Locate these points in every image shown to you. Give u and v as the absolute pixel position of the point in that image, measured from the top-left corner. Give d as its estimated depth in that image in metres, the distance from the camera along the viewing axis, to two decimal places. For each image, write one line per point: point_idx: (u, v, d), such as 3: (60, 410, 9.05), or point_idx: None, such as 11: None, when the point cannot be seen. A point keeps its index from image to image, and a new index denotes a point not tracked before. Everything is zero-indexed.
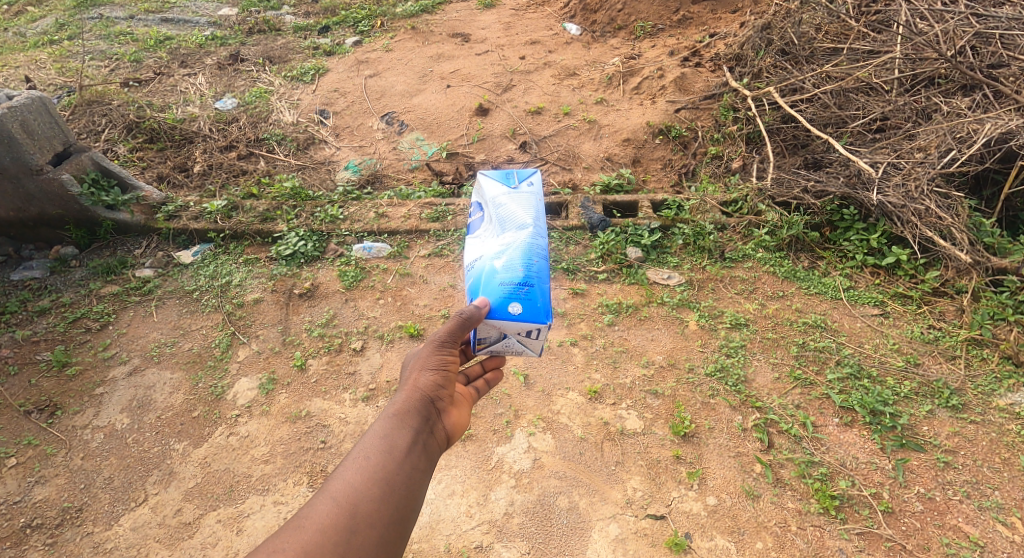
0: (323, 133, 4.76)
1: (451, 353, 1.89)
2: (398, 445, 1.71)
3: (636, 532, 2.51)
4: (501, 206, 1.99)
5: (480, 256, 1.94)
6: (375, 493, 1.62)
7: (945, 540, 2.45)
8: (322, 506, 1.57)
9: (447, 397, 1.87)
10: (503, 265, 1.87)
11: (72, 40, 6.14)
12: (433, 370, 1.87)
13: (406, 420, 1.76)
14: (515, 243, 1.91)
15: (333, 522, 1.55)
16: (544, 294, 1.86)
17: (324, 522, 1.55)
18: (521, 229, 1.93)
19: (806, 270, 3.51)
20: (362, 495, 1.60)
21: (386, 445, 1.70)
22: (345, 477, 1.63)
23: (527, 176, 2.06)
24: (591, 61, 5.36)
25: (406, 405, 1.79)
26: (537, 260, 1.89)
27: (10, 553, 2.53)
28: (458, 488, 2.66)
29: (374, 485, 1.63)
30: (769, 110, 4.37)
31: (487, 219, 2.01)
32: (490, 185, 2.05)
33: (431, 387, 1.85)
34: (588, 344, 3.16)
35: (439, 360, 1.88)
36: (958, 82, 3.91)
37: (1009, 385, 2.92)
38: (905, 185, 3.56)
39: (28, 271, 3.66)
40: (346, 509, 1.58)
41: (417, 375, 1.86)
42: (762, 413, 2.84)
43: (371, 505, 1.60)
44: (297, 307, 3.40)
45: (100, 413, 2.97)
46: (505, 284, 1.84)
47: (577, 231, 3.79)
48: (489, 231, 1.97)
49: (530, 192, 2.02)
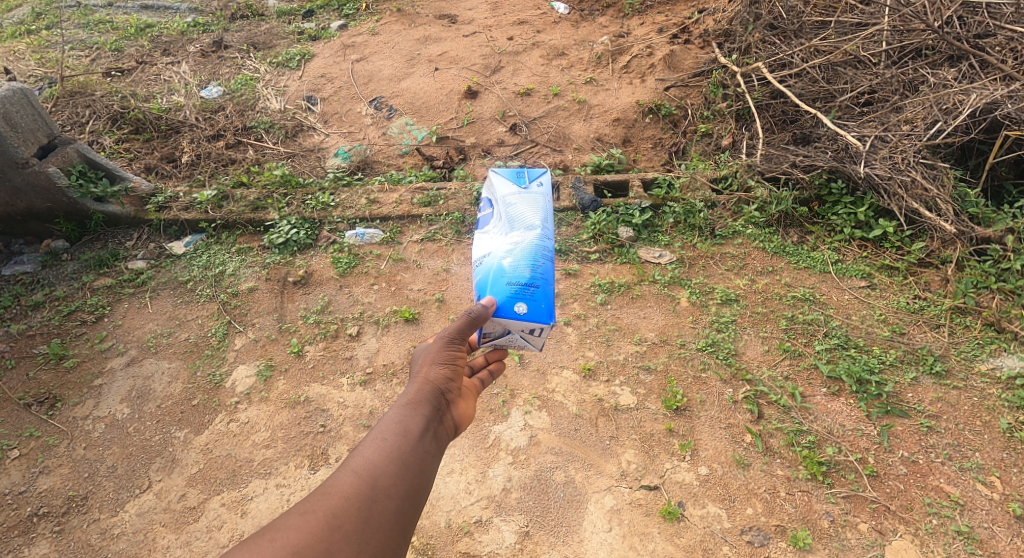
0: (312, 119, 4.76)
1: (460, 349, 1.93)
2: (411, 429, 1.75)
3: (631, 503, 2.58)
4: (511, 205, 2.01)
5: (488, 253, 1.96)
6: (393, 468, 1.66)
7: (928, 500, 2.54)
8: (344, 477, 1.62)
9: (455, 389, 1.91)
10: (511, 264, 1.91)
11: (50, 29, 6.06)
12: (443, 364, 1.91)
13: (419, 407, 1.81)
14: (524, 243, 1.94)
15: (356, 491, 1.60)
16: (549, 295, 1.90)
17: (347, 491, 1.59)
18: (529, 230, 1.97)
19: (794, 245, 3.56)
20: (382, 469, 1.65)
21: (401, 428, 1.74)
22: (365, 452, 1.67)
23: (538, 176, 2.08)
24: (579, 40, 5.34)
25: (418, 395, 1.83)
26: (544, 260, 1.92)
27: (17, 541, 2.58)
28: (457, 466, 2.72)
29: (392, 462, 1.67)
30: (758, 86, 4.38)
31: (496, 216, 2.04)
32: (501, 184, 2.07)
33: (441, 379, 1.89)
34: (581, 323, 3.21)
35: (448, 355, 1.91)
36: (945, 54, 3.97)
37: (991, 350, 3.00)
38: (892, 157, 3.61)
39: (20, 266, 3.68)
40: (367, 480, 1.62)
41: (427, 368, 1.90)
42: (751, 386, 2.91)
43: (390, 479, 1.65)
44: (292, 294, 3.43)
45: (100, 404, 3.00)
46: (512, 284, 1.89)
47: (568, 212, 3.81)
48: (499, 229, 2.00)
49: (540, 193, 2.05)
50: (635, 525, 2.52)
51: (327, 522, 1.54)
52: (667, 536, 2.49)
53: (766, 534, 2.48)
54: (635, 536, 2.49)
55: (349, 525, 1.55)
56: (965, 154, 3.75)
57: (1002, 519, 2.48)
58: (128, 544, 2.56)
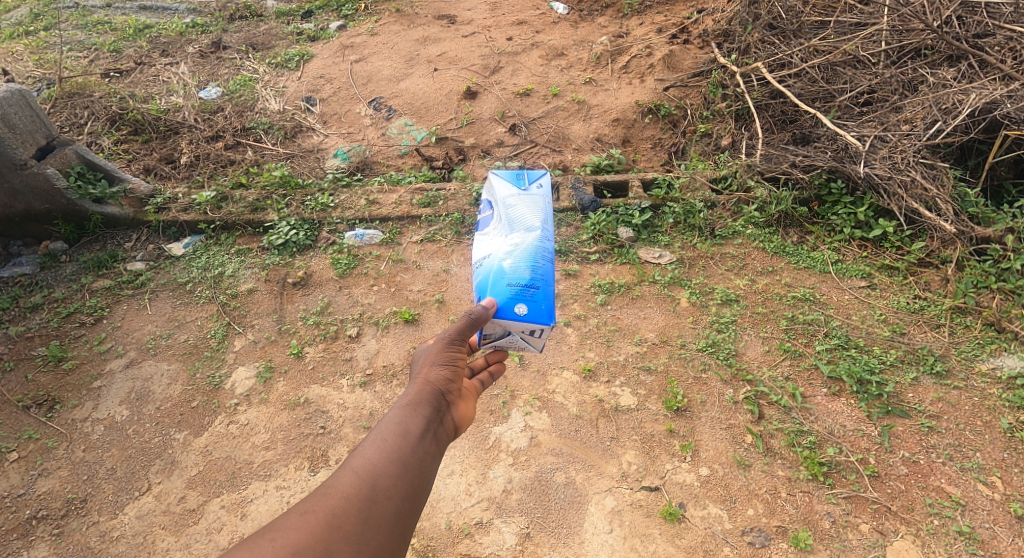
0: (311, 120, 4.75)
1: (460, 351, 1.92)
2: (411, 430, 1.74)
3: (632, 504, 2.58)
4: (510, 207, 2.01)
5: (488, 254, 1.96)
6: (392, 469, 1.66)
7: (929, 500, 2.53)
8: (344, 478, 1.61)
9: (455, 390, 1.90)
10: (511, 265, 1.90)
11: (48, 30, 6.05)
12: (443, 365, 1.90)
13: (419, 408, 1.80)
14: (524, 245, 1.93)
15: (356, 492, 1.59)
16: (549, 296, 1.90)
17: (347, 491, 1.59)
18: (529, 232, 1.96)
19: (794, 245, 3.56)
20: (381, 470, 1.64)
21: (401, 428, 1.74)
22: (365, 453, 1.67)
23: (537, 178, 2.08)
24: (578, 40, 5.33)
25: (418, 396, 1.83)
26: (544, 262, 1.92)
27: (17, 544, 2.57)
28: (457, 468, 2.71)
29: (392, 463, 1.67)
30: (758, 86, 4.37)
31: (496, 218, 2.03)
32: (500, 185, 2.06)
33: (442, 380, 1.88)
34: (582, 324, 3.21)
35: (448, 356, 1.91)
36: (944, 53, 3.97)
37: (991, 350, 2.99)
38: (892, 157, 3.60)
39: (18, 268, 3.66)
40: (366, 481, 1.62)
41: (427, 369, 1.89)
42: (752, 386, 2.91)
43: (390, 480, 1.64)
44: (291, 296, 3.43)
45: (99, 406, 3.00)
46: (512, 285, 1.88)
47: (568, 213, 3.81)
48: (498, 231, 2.00)
49: (539, 195, 2.05)
50: (636, 527, 2.52)
51: (327, 523, 1.53)
52: (668, 537, 2.49)
53: (767, 535, 2.48)
54: (635, 538, 2.49)
55: (349, 526, 1.54)
56: (965, 154, 3.75)
57: (1003, 519, 2.48)
58: (127, 546, 2.55)
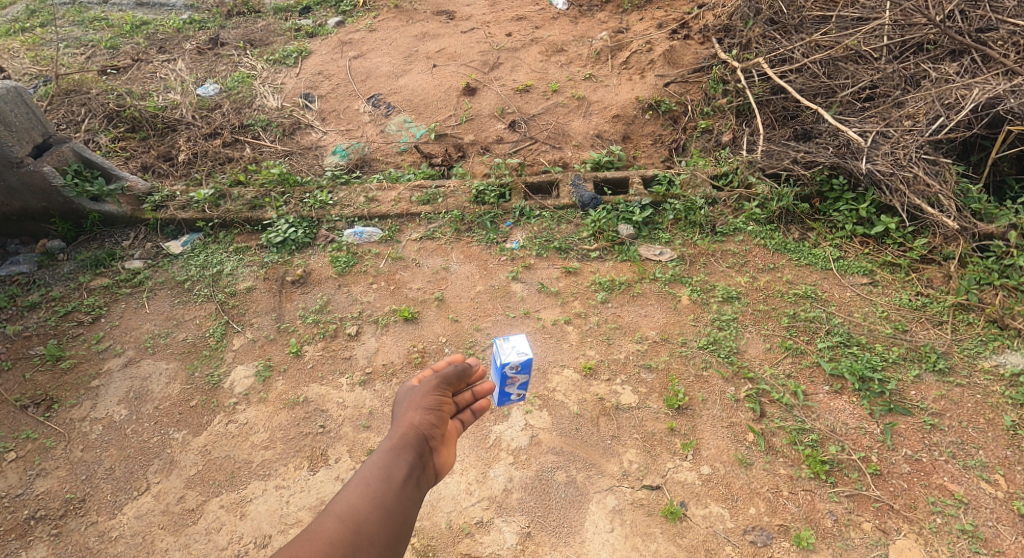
0: (309, 117, 4.72)
1: (445, 394, 1.93)
2: (395, 475, 1.72)
3: (633, 502, 2.57)
4: None
5: None
6: (376, 516, 1.65)
7: (931, 498, 2.52)
8: (328, 523, 1.60)
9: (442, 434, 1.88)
10: None
11: (44, 27, 6.02)
12: (430, 408, 1.89)
13: (405, 453, 1.78)
14: None
15: (338, 538, 1.58)
16: None
17: (329, 537, 1.58)
18: None
19: (796, 242, 3.54)
20: (365, 516, 1.63)
21: (385, 472, 1.72)
22: (348, 497, 1.66)
23: None
24: (578, 36, 5.30)
25: (403, 439, 1.80)
26: None
27: (15, 544, 2.56)
28: (457, 467, 2.70)
29: (376, 510, 1.65)
30: (759, 81, 4.34)
31: None
32: None
33: (427, 423, 1.86)
34: (582, 322, 3.19)
35: (435, 400, 1.90)
36: (947, 48, 3.93)
37: (994, 347, 2.98)
38: (893, 153, 3.58)
39: (14, 266, 3.64)
40: (349, 527, 1.61)
41: (413, 412, 1.87)
42: (754, 384, 2.89)
43: (372, 527, 1.63)
44: (290, 294, 3.41)
45: (98, 405, 2.98)
46: None
47: (568, 210, 3.79)
48: None
49: None
50: (637, 526, 2.50)
51: None
52: (669, 536, 2.47)
53: (769, 534, 2.46)
54: (636, 537, 2.48)
55: None
56: (967, 149, 3.72)
57: (1007, 518, 2.46)
58: (126, 546, 2.54)
